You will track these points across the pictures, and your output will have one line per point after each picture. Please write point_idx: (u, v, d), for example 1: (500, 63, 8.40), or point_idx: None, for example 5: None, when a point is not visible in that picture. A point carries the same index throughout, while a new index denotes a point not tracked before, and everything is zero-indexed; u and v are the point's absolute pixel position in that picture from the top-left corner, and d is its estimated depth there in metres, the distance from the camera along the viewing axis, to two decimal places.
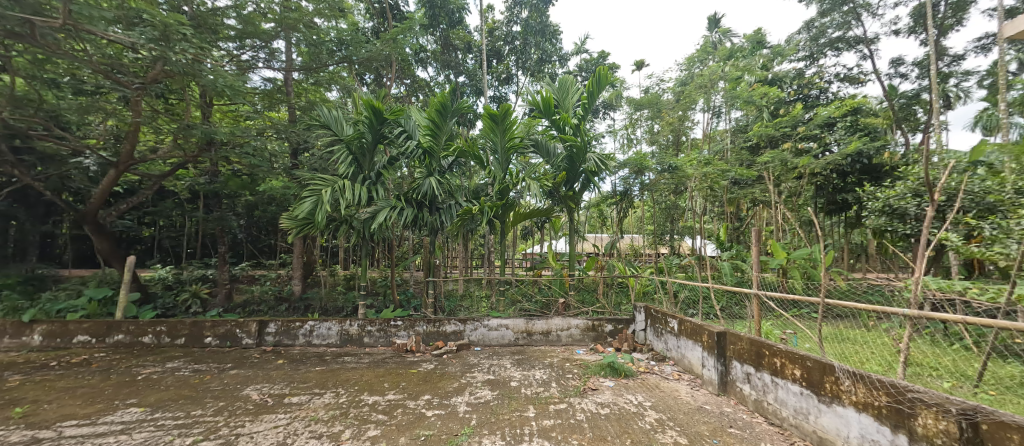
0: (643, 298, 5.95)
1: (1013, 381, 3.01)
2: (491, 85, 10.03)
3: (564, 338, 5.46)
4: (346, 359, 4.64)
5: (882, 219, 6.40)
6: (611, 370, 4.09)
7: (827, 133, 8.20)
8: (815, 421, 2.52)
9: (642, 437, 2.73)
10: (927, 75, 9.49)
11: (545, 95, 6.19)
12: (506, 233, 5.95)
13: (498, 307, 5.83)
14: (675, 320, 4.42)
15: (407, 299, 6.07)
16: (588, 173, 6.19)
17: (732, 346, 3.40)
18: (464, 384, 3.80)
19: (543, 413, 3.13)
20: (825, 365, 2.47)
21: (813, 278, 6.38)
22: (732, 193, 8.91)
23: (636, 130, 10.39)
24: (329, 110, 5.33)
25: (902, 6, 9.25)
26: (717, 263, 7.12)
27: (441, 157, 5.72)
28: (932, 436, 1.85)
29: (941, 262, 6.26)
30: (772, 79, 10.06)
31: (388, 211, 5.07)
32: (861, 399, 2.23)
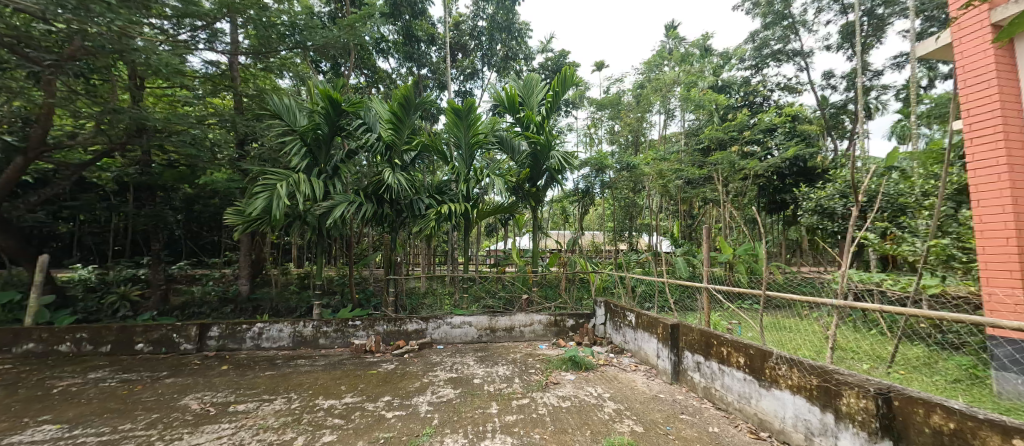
0: (603, 292, 6.14)
1: (917, 361, 3.43)
2: (455, 80, 9.89)
3: (527, 334, 5.52)
4: (299, 362, 4.41)
5: (815, 218, 7.04)
6: (572, 364, 4.20)
7: (769, 138, 8.86)
8: (756, 404, 2.73)
9: (600, 427, 2.82)
10: (853, 87, 10.50)
11: (510, 91, 6.19)
12: (470, 230, 5.91)
13: (462, 304, 5.79)
14: (632, 314, 4.60)
15: (367, 297, 5.87)
16: (552, 171, 6.27)
17: (684, 337, 3.60)
18: (426, 383, 3.73)
19: (506, 409, 3.14)
20: (765, 353, 2.67)
21: (755, 272, 6.90)
22: (686, 192, 9.41)
23: (598, 130, 10.65)
24: (281, 99, 5.00)
25: (833, 24, 10.15)
26: (672, 259, 7.51)
27: (402, 152, 5.56)
28: (854, 413, 2.07)
29: (862, 256, 7.01)
30: (721, 85, 10.67)
31: (346, 207, 4.86)
32: (795, 383, 2.43)
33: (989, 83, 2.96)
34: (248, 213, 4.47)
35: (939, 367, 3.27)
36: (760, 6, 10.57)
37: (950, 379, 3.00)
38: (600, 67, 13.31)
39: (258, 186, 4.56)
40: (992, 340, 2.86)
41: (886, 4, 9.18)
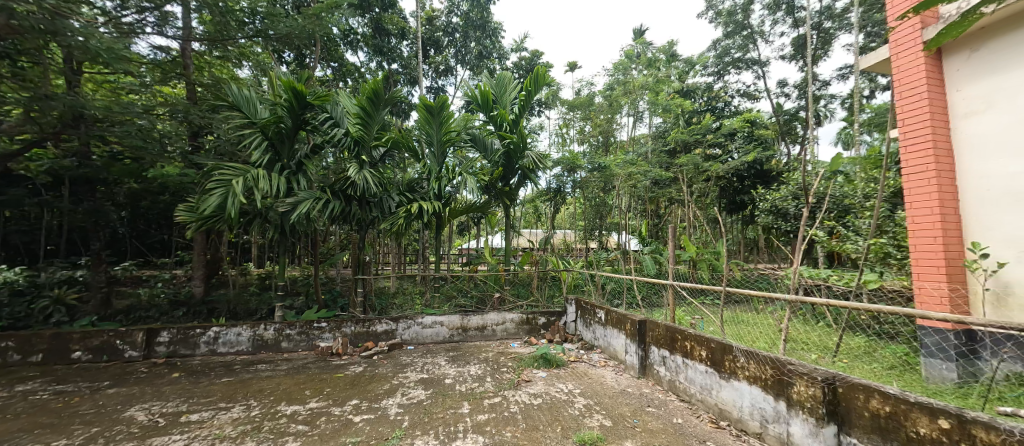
0: (574, 290, 6.25)
1: (858, 350, 3.73)
2: (427, 76, 9.72)
3: (500, 332, 5.54)
4: (260, 367, 4.19)
5: (770, 218, 7.47)
6: (543, 361, 4.24)
7: (730, 142, 9.32)
8: (717, 395, 2.87)
9: (571, 423, 2.87)
10: (805, 96, 11.22)
11: (483, 89, 6.17)
12: (442, 229, 5.84)
13: (433, 304, 5.71)
14: (602, 311, 4.71)
15: (334, 298, 5.67)
16: (525, 170, 6.30)
17: (651, 333, 3.72)
18: (395, 385, 3.65)
19: (478, 408, 3.13)
20: (725, 346, 2.81)
21: (716, 269, 7.26)
22: (653, 192, 9.71)
23: (570, 130, 10.80)
24: (239, 89, 4.72)
25: (786, 36, 10.81)
26: (639, 257, 7.75)
27: (371, 148, 5.40)
28: (804, 401, 2.22)
29: (811, 254, 7.52)
30: (686, 90, 11.11)
31: (311, 204, 4.67)
32: (752, 374, 2.58)
33: (920, 92, 3.26)
34: (201, 210, 4.19)
35: (876, 355, 3.57)
36: (722, 15, 11.15)
37: (886, 366, 3.28)
38: (572, 68, 13.47)
39: (213, 182, 4.28)
40: (922, 330, 3.14)
41: (832, 19, 9.89)
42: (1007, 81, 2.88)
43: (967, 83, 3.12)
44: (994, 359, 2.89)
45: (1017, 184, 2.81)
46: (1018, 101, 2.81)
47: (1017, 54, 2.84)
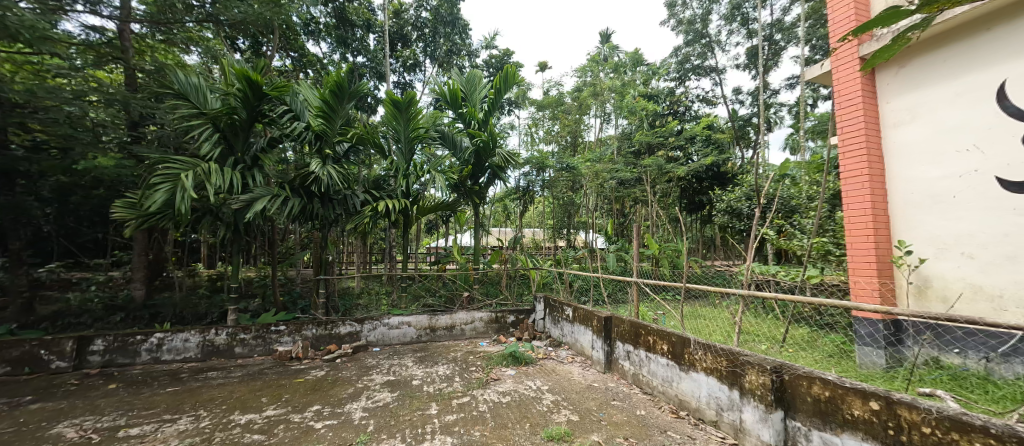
0: (543, 288, 6.34)
1: (802, 339, 4.03)
2: (394, 70, 9.46)
3: (468, 332, 5.49)
4: (210, 375, 3.92)
5: (726, 218, 7.91)
6: (512, 359, 4.26)
7: (690, 145, 9.77)
8: (677, 386, 3.00)
9: (539, 420, 2.90)
10: (757, 103, 11.94)
11: (452, 86, 6.11)
12: (409, 227, 5.71)
13: (400, 304, 5.59)
14: (570, 308, 4.80)
15: (293, 300, 5.40)
16: (494, 169, 6.29)
17: (616, 328, 3.83)
18: (360, 389, 3.54)
19: (446, 409, 3.10)
20: (685, 340, 2.94)
21: (677, 266, 7.59)
22: (619, 193, 10.00)
23: (539, 130, 10.90)
24: (186, 76, 4.38)
25: (741, 46, 11.43)
26: (606, 255, 7.97)
27: (334, 143, 5.18)
28: (755, 389, 2.37)
29: (762, 252, 8.04)
30: (650, 94, 11.41)
31: (268, 201, 4.42)
32: (709, 365, 2.72)
33: (856, 103, 3.58)
34: (143, 207, 3.85)
35: (817, 344, 3.88)
36: (683, 24, 11.71)
37: (826, 355, 3.57)
38: (541, 68, 13.58)
39: (156, 176, 3.93)
40: (857, 320, 3.43)
41: (782, 31, 10.59)
42: (928, 95, 3.22)
43: (895, 96, 3.46)
44: (916, 346, 3.22)
45: (935, 188, 3.15)
46: (938, 114, 3.15)
47: (936, 71, 3.19)
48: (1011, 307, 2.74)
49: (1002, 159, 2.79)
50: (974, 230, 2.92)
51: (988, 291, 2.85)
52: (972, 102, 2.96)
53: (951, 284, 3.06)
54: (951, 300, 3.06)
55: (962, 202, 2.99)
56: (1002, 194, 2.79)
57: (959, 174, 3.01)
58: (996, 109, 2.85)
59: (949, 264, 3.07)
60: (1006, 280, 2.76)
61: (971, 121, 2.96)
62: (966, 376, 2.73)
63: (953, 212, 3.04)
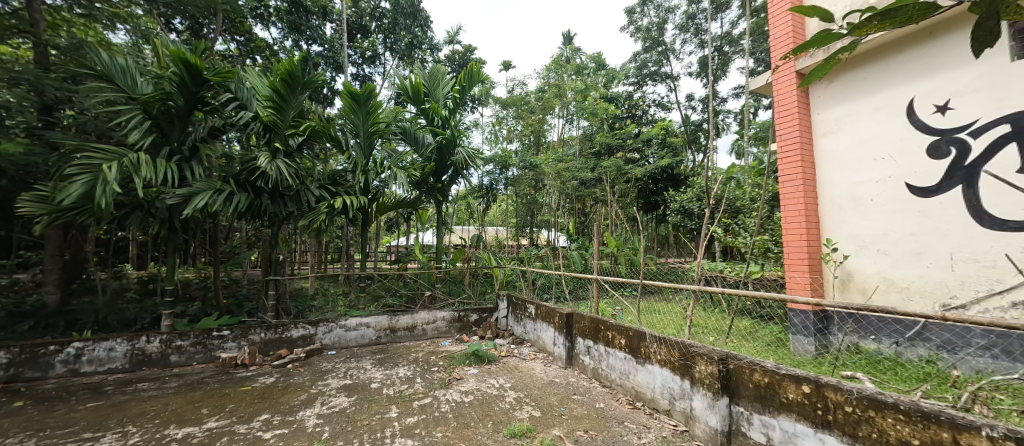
0: (506, 286, 6.37)
1: (745, 330, 4.33)
2: (352, 61, 9.09)
3: (430, 332, 5.40)
4: (141, 386, 3.57)
5: (679, 217, 8.37)
6: (475, 358, 4.23)
7: (647, 148, 10.20)
8: (633, 378, 3.13)
9: (502, 417, 2.92)
10: (707, 110, 12.73)
11: (414, 81, 5.97)
12: (368, 225, 5.51)
13: (358, 305, 5.39)
14: (532, 305, 4.85)
15: (239, 302, 5.04)
16: (457, 166, 6.22)
17: (577, 324, 3.93)
18: (314, 394, 3.37)
19: (407, 411, 3.03)
20: (641, 334, 3.07)
21: (634, 263, 7.92)
22: (581, 192, 10.25)
23: (502, 128, 10.94)
24: (111, 56, 3.94)
25: (694, 54, 12.10)
26: (567, 253, 8.14)
27: (286, 135, 4.87)
28: (703, 378, 2.52)
29: (710, 249, 8.58)
30: (610, 97, 11.78)
31: (210, 195, 4.08)
32: (663, 357, 2.86)
33: (794, 113, 3.90)
34: (58, 201, 3.42)
35: (758, 334, 4.20)
36: (641, 31, 12.26)
37: (765, 344, 3.89)
38: (505, 67, 13.60)
39: (74, 166, 3.50)
40: (791, 311, 3.76)
41: (730, 43, 11.33)
42: (854, 108, 3.58)
43: (826, 107, 3.81)
44: (840, 333, 3.59)
45: (858, 192, 3.51)
46: (862, 125, 3.51)
47: (860, 86, 3.54)
48: (917, 297, 3.12)
49: (911, 166, 3.17)
50: (888, 230, 3.29)
51: (899, 284, 3.22)
52: (888, 115, 3.33)
53: (869, 278, 3.42)
54: (869, 292, 3.42)
55: (879, 204, 3.35)
56: (911, 198, 3.16)
57: (877, 179, 3.38)
58: (907, 122, 3.23)
59: (867, 260, 3.43)
60: (914, 273, 3.14)
61: (887, 132, 3.33)
62: (880, 359, 3.09)
63: (872, 213, 3.40)
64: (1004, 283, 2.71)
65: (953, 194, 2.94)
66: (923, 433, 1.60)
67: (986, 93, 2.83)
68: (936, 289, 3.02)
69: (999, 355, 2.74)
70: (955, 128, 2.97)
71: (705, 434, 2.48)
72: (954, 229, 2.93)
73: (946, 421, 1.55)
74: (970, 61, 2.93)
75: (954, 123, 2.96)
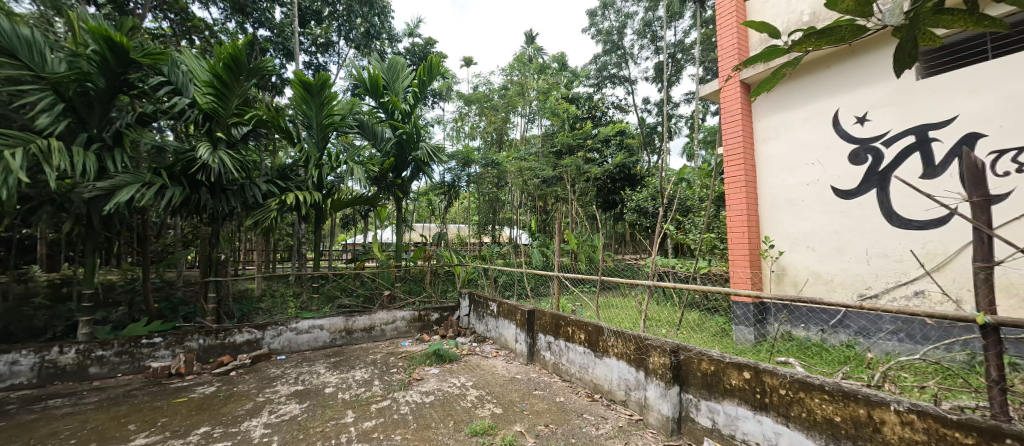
0: (468, 284, 6.33)
1: (694, 322, 4.61)
2: (304, 49, 8.58)
3: (389, 332, 5.24)
4: (53, 403, 3.16)
5: (635, 216, 8.74)
6: (436, 357, 4.16)
7: (605, 148, 10.51)
8: (592, 372, 3.23)
9: (464, 416, 2.90)
10: (661, 113, 13.38)
11: (373, 73, 5.73)
12: (322, 223, 5.24)
13: (311, 306, 5.12)
14: (494, 303, 4.86)
15: (173, 306, 4.57)
16: (418, 162, 6.08)
17: (538, 321, 3.98)
18: (261, 403, 3.15)
19: (364, 415, 2.92)
20: (600, 329, 3.17)
21: (593, 260, 8.16)
22: (542, 190, 10.38)
23: (465, 125, 10.83)
24: (15, 26, 3.37)
25: (650, 60, 12.65)
26: (529, 250, 8.23)
27: (229, 125, 4.50)
28: (657, 369, 2.65)
29: (664, 246, 9.03)
30: (572, 97, 12.02)
31: (139, 188, 3.68)
32: (619, 351, 2.97)
33: (738, 120, 4.20)
34: None
35: (705, 326, 4.48)
36: (602, 34, 12.64)
37: (711, 334, 4.17)
38: (467, 63, 13.47)
39: None
40: (734, 303, 4.07)
41: (682, 51, 11.97)
42: (789, 117, 3.91)
43: (765, 116, 4.12)
44: (775, 322, 3.92)
45: (791, 194, 3.85)
46: (795, 133, 3.84)
47: (795, 97, 3.87)
48: (839, 288, 3.48)
49: (835, 171, 3.52)
50: (817, 228, 3.63)
51: (825, 277, 3.57)
52: (818, 125, 3.67)
53: (800, 271, 3.76)
54: (800, 284, 3.76)
55: (809, 205, 3.70)
56: (835, 199, 3.52)
57: (807, 182, 3.72)
58: (833, 131, 3.58)
59: (799, 255, 3.77)
60: (837, 267, 3.49)
61: (816, 139, 3.68)
62: (809, 345, 3.42)
63: (803, 212, 3.74)
64: (907, 275, 3.09)
65: (869, 197, 3.30)
66: (844, 410, 1.78)
67: (896, 107, 3.21)
68: (854, 282, 3.38)
69: (904, 338, 3.13)
70: (871, 138, 3.33)
71: (658, 422, 2.61)
72: (869, 228, 3.29)
73: (863, 399, 1.73)
74: (884, 79, 3.30)
75: (871, 134, 3.33)
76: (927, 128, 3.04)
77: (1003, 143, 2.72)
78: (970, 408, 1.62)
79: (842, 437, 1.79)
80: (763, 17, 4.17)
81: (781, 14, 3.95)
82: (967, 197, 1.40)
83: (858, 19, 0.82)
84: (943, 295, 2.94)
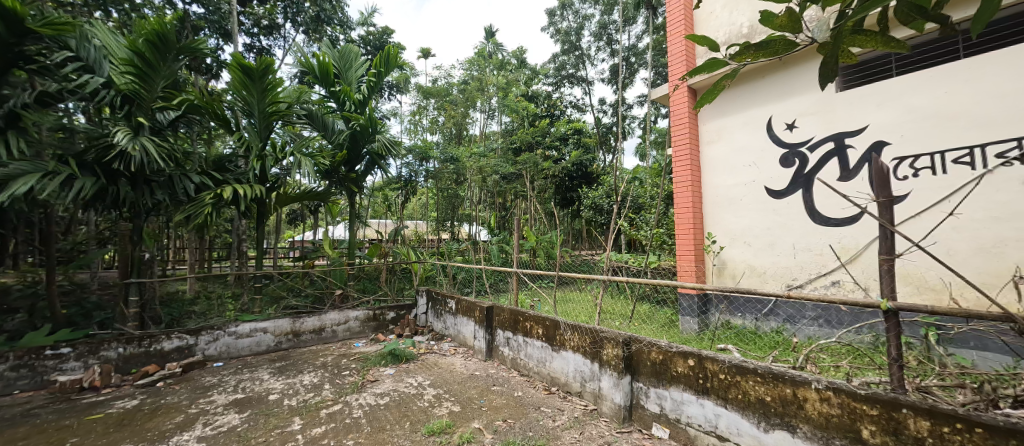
0: (426, 282, 6.21)
1: (646, 314, 4.85)
2: (245, 30, 7.90)
3: (341, 333, 5.00)
4: None
5: (591, 213, 9.02)
6: (392, 357, 4.04)
7: (563, 146, 10.71)
8: (549, 365, 3.29)
9: (420, 416, 2.84)
10: (616, 114, 13.89)
11: (323, 60, 5.40)
12: (265, 219, 4.88)
13: (253, 308, 4.75)
14: (452, 300, 4.80)
15: (86, 312, 4.05)
16: (373, 156, 5.84)
17: (497, 317, 3.99)
18: (194, 415, 2.88)
19: (312, 421, 2.77)
20: (557, 323, 3.24)
21: (551, 256, 8.31)
22: (501, 186, 10.39)
23: (423, 118, 10.54)
24: None
25: (606, 62, 13.07)
26: (488, 247, 8.22)
27: (153, 109, 4.03)
28: (610, 360, 2.76)
29: (618, 242, 9.40)
30: (531, 95, 12.11)
31: (38, 178, 3.20)
32: (575, 344, 3.06)
33: (685, 123, 4.45)
34: None
35: (655, 317, 4.73)
36: (561, 34, 12.91)
37: (660, 325, 4.41)
38: (425, 54, 13.11)
39: None
40: (681, 296, 4.33)
41: (636, 55, 12.50)
42: (730, 122, 4.21)
43: (709, 120, 4.40)
44: (717, 312, 4.23)
45: (731, 193, 4.15)
46: (735, 137, 4.15)
47: (734, 104, 4.17)
48: (771, 280, 3.81)
49: (769, 172, 3.85)
50: (752, 225, 3.95)
51: (758, 269, 3.90)
52: (754, 130, 4.00)
53: (738, 265, 4.07)
54: (738, 277, 4.07)
55: (746, 204, 4.02)
56: (768, 199, 3.85)
57: (745, 182, 4.04)
58: (767, 136, 3.91)
59: (737, 250, 4.09)
60: (769, 261, 3.82)
61: (752, 143, 4.00)
62: (745, 332, 3.72)
63: (741, 210, 4.05)
64: (827, 268, 3.44)
65: (796, 196, 3.65)
66: (773, 390, 1.96)
67: (819, 116, 3.56)
68: (783, 274, 3.72)
69: (823, 324, 3.50)
70: (798, 144, 3.68)
71: (611, 411, 2.72)
72: (796, 225, 3.64)
73: (789, 380, 1.90)
74: (809, 90, 3.65)
75: (798, 139, 3.67)
76: (844, 136, 3.41)
77: (903, 150, 3.11)
78: (875, 383, 1.85)
79: (771, 414, 1.97)
80: (707, 28, 4.45)
81: (724, 25, 4.23)
82: (874, 197, 1.57)
83: (789, 34, 0.89)
84: (855, 285, 3.31)
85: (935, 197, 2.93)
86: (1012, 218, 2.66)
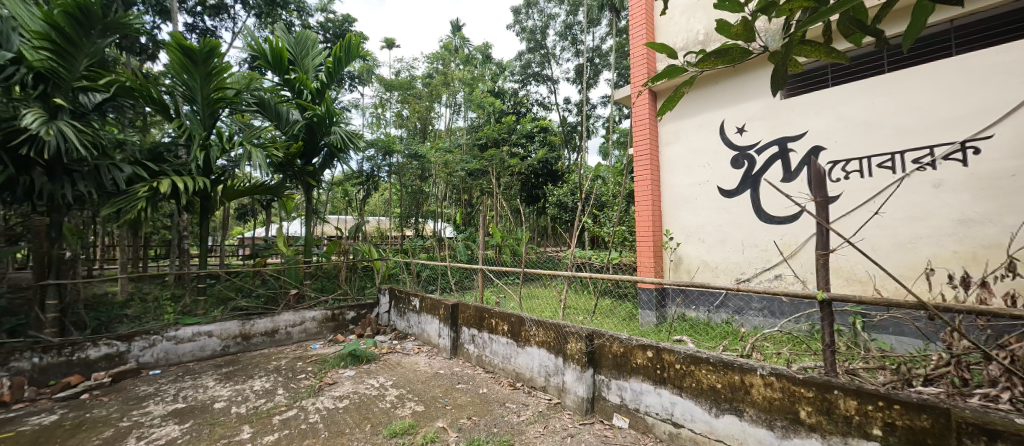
0: (388, 280, 6.02)
1: (608, 308, 4.99)
2: (186, 8, 7.24)
3: (296, 335, 4.74)
4: None
5: (556, 211, 9.14)
6: (351, 359, 3.89)
7: (529, 144, 10.77)
8: (514, 361, 3.31)
9: (381, 418, 2.75)
10: (580, 113, 14.14)
11: (276, 45, 5.07)
12: (210, 213, 4.52)
13: (195, 311, 4.39)
14: (416, 298, 4.70)
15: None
16: (331, 149, 5.56)
17: (462, 314, 3.95)
18: (125, 428, 2.62)
19: (263, 429, 2.61)
20: (522, 319, 3.26)
21: (516, 252, 8.33)
22: (468, 183, 10.29)
23: (385, 111, 10.19)
24: None
25: (571, 62, 13.26)
26: (453, 244, 8.11)
27: (74, 91, 3.60)
28: (573, 354, 2.81)
29: (582, 239, 9.58)
30: (497, 91, 12.07)
31: None
32: (540, 339, 3.09)
33: (645, 124, 4.61)
34: None
35: (617, 311, 4.88)
36: (526, 32, 12.97)
37: (621, 319, 4.56)
38: (388, 46, 12.69)
39: None
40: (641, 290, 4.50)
41: (599, 56, 12.77)
42: (686, 124, 4.41)
43: (667, 122, 4.59)
44: (673, 305, 4.44)
45: (687, 192, 4.36)
46: (691, 138, 4.36)
47: (691, 107, 4.37)
48: (722, 274, 4.04)
49: (721, 173, 4.08)
50: (706, 222, 4.18)
51: (711, 264, 4.12)
52: (708, 132, 4.22)
53: (693, 260, 4.29)
54: (692, 272, 4.29)
55: (701, 203, 4.23)
56: (720, 198, 4.08)
57: (700, 182, 4.25)
58: (719, 139, 4.14)
59: (692, 246, 4.30)
60: (720, 256, 4.05)
61: (707, 145, 4.22)
62: (698, 324, 3.93)
63: (696, 209, 4.27)
64: (771, 262, 3.71)
65: (745, 196, 3.89)
66: (724, 378, 2.08)
67: (766, 121, 3.82)
68: (733, 268, 3.96)
69: (767, 314, 3.77)
70: (747, 147, 3.93)
71: (574, 403, 2.78)
72: (745, 222, 3.88)
73: (738, 368, 2.03)
74: (757, 96, 3.90)
75: (747, 142, 3.92)
76: (787, 140, 3.68)
77: (837, 155, 3.40)
78: (811, 367, 2.01)
79: (721, 401, 2.09)
80: (667, 33, 4.63)
81: (682, 31, 4.42)
82: (812, 198, 1.71)
83: (743, 43, 0.93)
84: (795, 278, 3.59)
85: (863, 198, 3.23)
86: (925, 217, 2.99)
